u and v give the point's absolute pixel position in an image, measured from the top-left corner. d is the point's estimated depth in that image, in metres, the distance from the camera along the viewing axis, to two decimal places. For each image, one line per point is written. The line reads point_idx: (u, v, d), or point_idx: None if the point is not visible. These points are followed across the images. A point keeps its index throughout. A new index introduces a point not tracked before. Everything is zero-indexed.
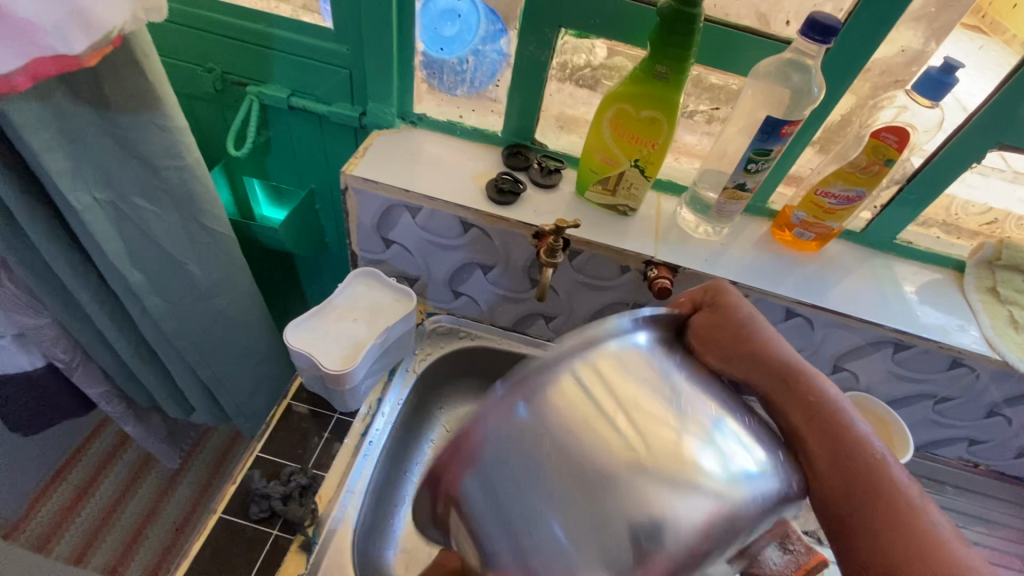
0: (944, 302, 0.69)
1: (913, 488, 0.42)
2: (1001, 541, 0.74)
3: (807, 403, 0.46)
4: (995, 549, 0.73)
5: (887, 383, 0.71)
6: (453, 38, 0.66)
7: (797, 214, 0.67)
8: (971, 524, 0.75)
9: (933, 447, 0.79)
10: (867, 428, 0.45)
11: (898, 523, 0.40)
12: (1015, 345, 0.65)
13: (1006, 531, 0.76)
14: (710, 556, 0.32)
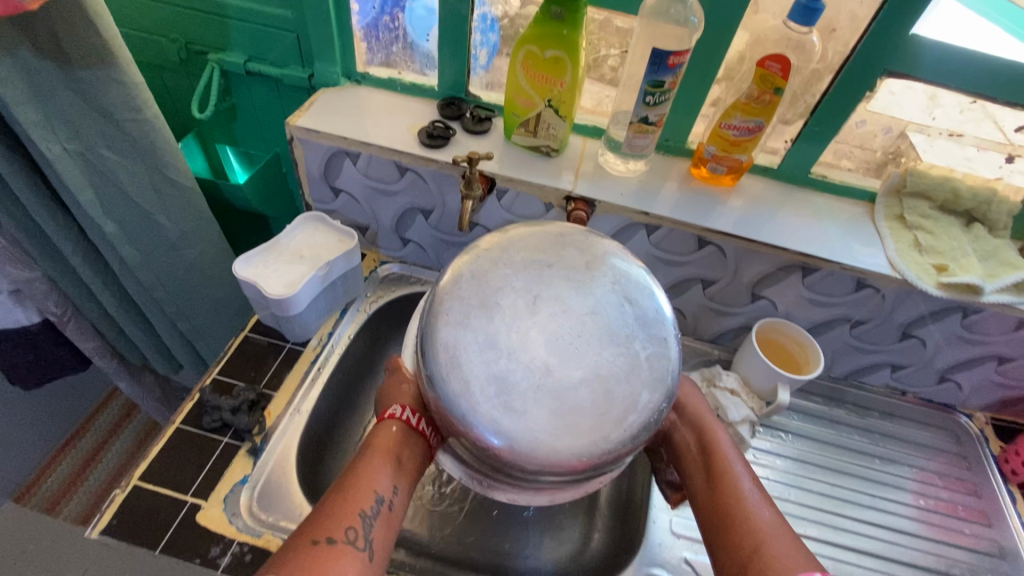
0: (853, 229, 0.73)
1: (763, 521, 0.54)
2: (940, 465, 0.78)
3: (709, 430, 0.63)
4: (929, 471, 0.77)
5: (803, 309, 0.75)
6: (421, 15, 0.73)
7: (708, 149, 0.72)
8: (904, 448, 0.79)
9: (859, 375, 0.83)
10: (749, 482, 0.58)
11: (737, 544, 0.53)
12: (914, 263, 0.68)
13: (942, 456, 0.79)
14: (588, 295, 0.55)
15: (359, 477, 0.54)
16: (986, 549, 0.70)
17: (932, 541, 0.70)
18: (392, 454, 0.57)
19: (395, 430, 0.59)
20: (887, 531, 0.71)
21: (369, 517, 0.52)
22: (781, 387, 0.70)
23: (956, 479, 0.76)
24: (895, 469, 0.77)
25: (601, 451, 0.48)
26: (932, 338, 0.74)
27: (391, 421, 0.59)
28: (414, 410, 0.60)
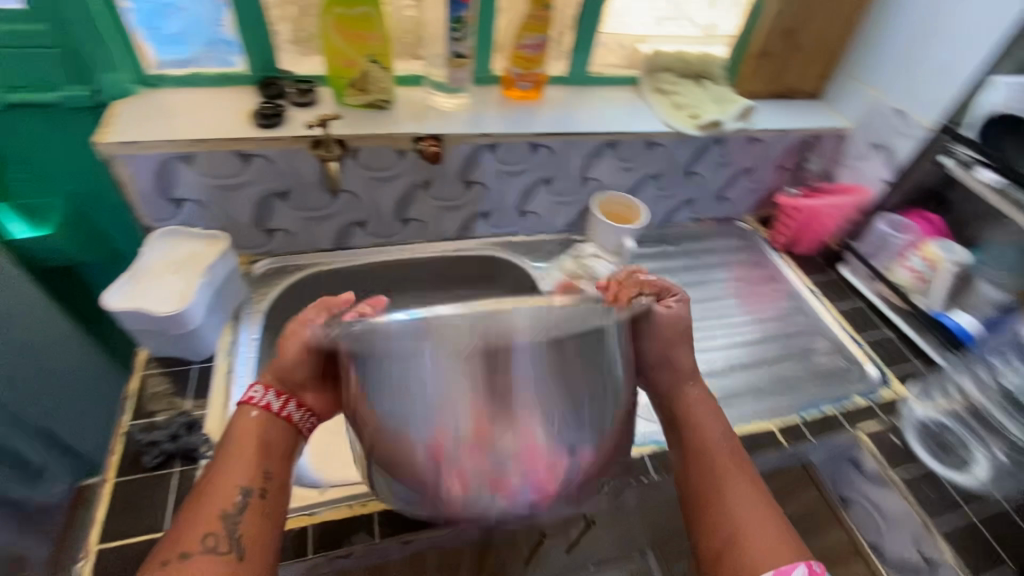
0: (632, 106, 0.94)
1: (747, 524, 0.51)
2: (739, 258, 1.06)
3: (687, 385, 0.61)
4: (735, 263, 1.05)
5: (620, 177, 0.95)
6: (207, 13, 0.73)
7: (514, 71, 0.85)
8: (716, 256, 1.06)
9: (671, 216, 1.07)
10: (745, 485, 0.54)
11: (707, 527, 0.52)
12: (681, 119, 0.91)
13: (741, 253, 1.06)
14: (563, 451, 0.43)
15: (220, 475, 0.50)
16: (779, 297, 0.98)
17: (748, 310, 0.96)
18: (253, 446, 0.52)
19: (256, 416, 0.54)
20: (720, 316, 0.94)
21: (237, 518, 0.48)
22: (625, 239, 0.90)
23: (750, 263, 1.05)
24: (714, 273, 1.02)
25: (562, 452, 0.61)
26: (706, 170, 1.00)
27: (248, 409, 0.53)
28: (280, 392, 0.55)
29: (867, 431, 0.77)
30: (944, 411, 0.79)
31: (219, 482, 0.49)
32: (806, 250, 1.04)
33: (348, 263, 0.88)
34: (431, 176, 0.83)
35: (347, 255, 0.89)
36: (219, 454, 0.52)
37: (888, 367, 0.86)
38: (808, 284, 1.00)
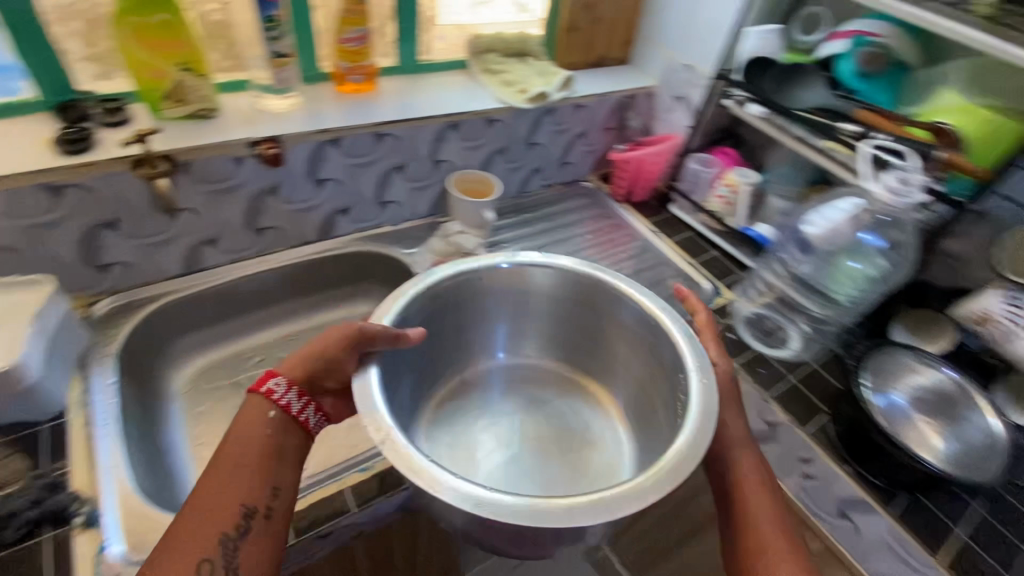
0: (465, 87, 0.99)
1: None
2: (587, 212, 1.17)
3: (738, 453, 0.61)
4: (584, 217, 1.16)
5: (470, 156, 0.99)
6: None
7: (342, 65, 0.86)
8: (568, 214, 1.16)
9: (522, 186, 1.16)
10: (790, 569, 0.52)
11: None
12: (512, 95, 0.97)
13: (588, 208, 1.18)
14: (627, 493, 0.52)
15: (229, 476, 0.51)
16: (626, 240, 1.12)
17: (604, 254, 1.07)
18: (268, 449, 0.54)
19: (274, 416, 0.56)
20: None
21: (243, 532, 0.49)
22: (486, 212, 0.94)
23: (597, 216, 1.17)
24: (569, 228, 1.12)
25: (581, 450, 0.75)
26: (545, 139, 1.08)
27: (268, 404, 0.56)
28: (297, 390, 0.58)
29: None
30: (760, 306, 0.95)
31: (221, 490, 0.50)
32: (640, 196, 1.19)
33: (204, 285, 0.84)
34: (276, 181, 0.81)
35: (203, 277, 0.85)
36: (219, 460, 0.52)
37: (718, 280, 1.02)
38: (647, 224, 1.14)
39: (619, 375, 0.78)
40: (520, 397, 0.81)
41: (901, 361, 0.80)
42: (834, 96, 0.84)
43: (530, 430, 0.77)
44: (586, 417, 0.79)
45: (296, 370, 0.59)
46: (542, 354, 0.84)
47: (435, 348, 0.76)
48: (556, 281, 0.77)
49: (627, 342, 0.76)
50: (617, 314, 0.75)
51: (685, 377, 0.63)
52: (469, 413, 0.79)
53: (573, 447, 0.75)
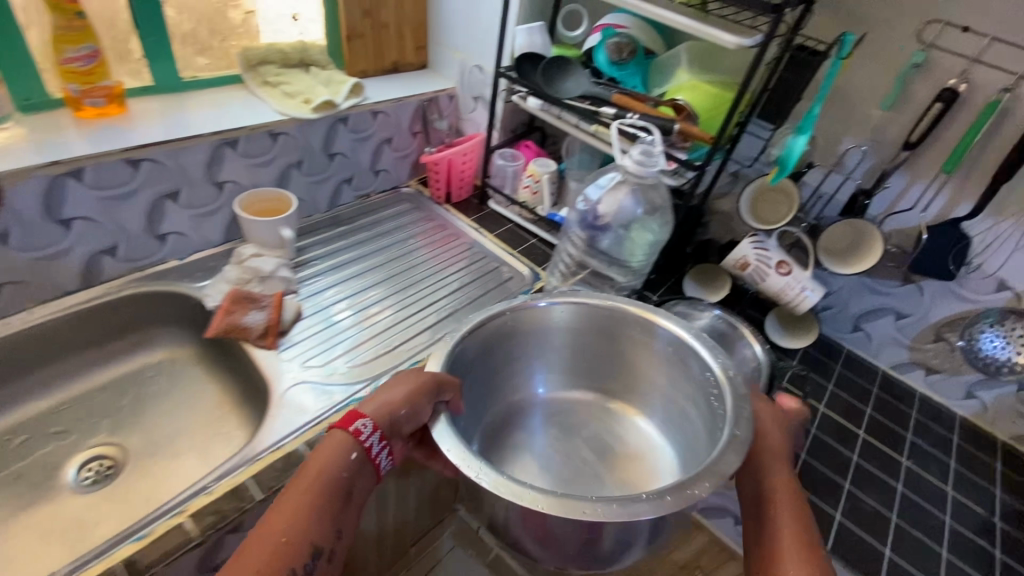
0: (241, 101, 0.93)
1: None
2: (408, 219, 1.16)
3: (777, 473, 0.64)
4: (407, 222, 1.15)
5: (260, 174, 0.92)
6: None
7: (71, 88, 0.78)
8: (393, 220, 1.14)
9: (336, 200, 1.10)
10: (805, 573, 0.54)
11: None
12: (293, 106, 0.93)
13: (410, 214, 1.17)
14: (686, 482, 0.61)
15: (293, 509, 0.55)
16: (452, 242, 1.12)
17: (431, 257, 1.07)
18: (342, 489, 0.59)
19: (353, 458, 0.61)
20: (417, 266, 1.04)
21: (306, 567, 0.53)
22: (283, 230, 0.89)
23: (420, 220, 1.16)
24: (395, 236, 1.11)
25: (603, 455, 0.84)
26: (347, 148, 1.04)
27: (351, 447, 0.61)
28: (382, 435, 0.64)
29: None
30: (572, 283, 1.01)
31: (293, 520, 0.54)
32: (459, 197, 1.20)
33: None
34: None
35: None
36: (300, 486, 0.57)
37: (539, 266, 1.07)
38: (471, 223, 1.15)
39: (647, 391, 0.87)
40: (558, 425, 0.88)
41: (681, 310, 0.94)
42: (595, 84, 0.91)
43: (578, 455, 0.84)
44: (617, 431, 0.87)
45: (383, 415, 0.64)
46: (573, 385, 0.91)
47: (479, 387, 0.83)
48: (577, 317, 0.85)
49: (642, 356, 0.85)
50: (636, 338, 0.84)
51: (713, 379, 0.74)
52: (519, 448, 0.84)
53: (619, 462, 0.83)
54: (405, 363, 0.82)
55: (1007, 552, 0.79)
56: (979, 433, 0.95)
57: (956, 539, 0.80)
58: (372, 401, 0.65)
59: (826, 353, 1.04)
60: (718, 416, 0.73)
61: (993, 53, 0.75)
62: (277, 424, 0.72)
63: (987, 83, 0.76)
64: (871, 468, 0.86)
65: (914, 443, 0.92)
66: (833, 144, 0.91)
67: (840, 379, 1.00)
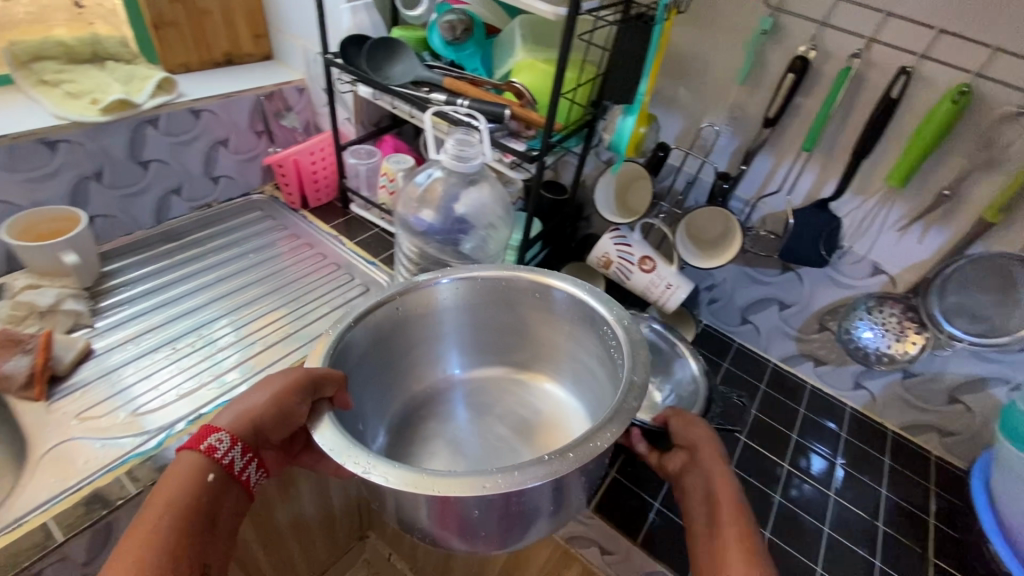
0: (12, 105, 0.81)
1: None
2: (259, 228, 1.03)
3: (715, 484, 0.54)
4: (256, 231, 1.02)
5: (41, 189, 0.81)
6: None
7: None
8: (238, 230, 1.02)
9: (165, 214, 0.97)
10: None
11: None
12: (75, 108, 0.81)
13: (262, 222, 1.04)
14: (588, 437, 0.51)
15: (141, 552, 0.43)
16: (302, 252, 1.00)
17: (282, 268, 0.97)
18: (203, 515, 0.47)
19: (213, 479, 0.49)
20: (270, 275, 0.95)
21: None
22: (64, 254, 0.77)
23: (271, 229, 1.03)
24: (241, 246, 0.99)
25: (520, 431, 0.71)
26: (164, 155, 0.92)
27: (211, 468, 0.49)
28: (245, 446, 0.52)
29: None
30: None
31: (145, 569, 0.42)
32: (318, 203, 1.08)
33: None
34: None
35: None
36: (142, 526, 0.44)
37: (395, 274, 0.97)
38: (327, 231, 1.03)
39: (553, 356, 0.74)
40: (473, 408, 0.74)
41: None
42: (425, 67, 0.80)
43: (491, 432, 0.71)
44: (533, 404, 0.74)
45: (243, 424, 0.52)
46: (484, 359, 0.77)
47: (370, 381, 0.68)
48: (466, 291, 0.71)
49: (544, 320, 0.72)
50: (532, 302, 0.71)
51: (612, 328, 0.64)
52: (432, 436, 0.70)
53: (540, 433, 0.70)
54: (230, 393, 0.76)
55: (887, 561, 0.72)
56: (869, 426, 0.89)
57: (834, 551, 0.73)
58: (228, 411, 0.53)
59: (714, 350, 0.97)
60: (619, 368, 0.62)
61: (841, 14, 0.67)
62: (29, 491, 0.62)
63: (838, 48, 0.69)
64: (749, 477, 0.79)
65: (799, 444, 0.85)
66: (694, 122, 0.83)
67: (726, 376, 0.93)
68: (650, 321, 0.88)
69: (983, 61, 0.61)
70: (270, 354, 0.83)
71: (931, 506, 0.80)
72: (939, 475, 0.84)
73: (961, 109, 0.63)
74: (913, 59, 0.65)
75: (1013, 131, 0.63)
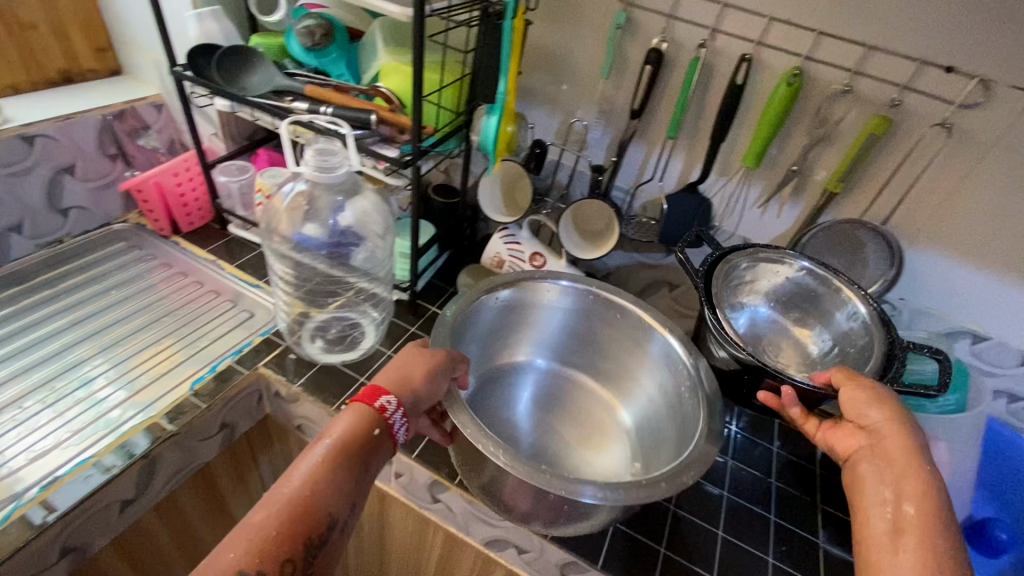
0: None
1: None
2: (124, 260, 0.94)
3: (903, 481, 0.48)
4: (120, 263, 0.93)
5: None
6: None
7: None
8: (98, 264, 0.92)
9: (5, 255, 0.87)
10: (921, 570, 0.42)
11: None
12: None
13: (127, 252, 0.95)
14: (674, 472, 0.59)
15: (303, 488, 0.47)
16: (176, 282, 0.92)
17: (157, 298, 0.89)
18: (355, 465, 0.50)
19: (377, 435, 0.53)
20: (144, 307, 0.87)
21: (321, 535, 0.46)
22: None
23: (141, 258, 0.95)
24: (109, 279, 0.90)
25: (588, 431, 0.78)
26: None
27: (374, 424, 0.53)
28: (405, 413, 0.56)
29: (265, 362, 0.81)
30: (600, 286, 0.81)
31: (313, 492, 0.47)
32: (191, 227, 0.99)
33: None
34: None
35: None
36: (313, 452, 0.49)
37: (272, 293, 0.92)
38: (204, 256, 0.95)
39: (627, 380, 0.81)
40: (542, 392, 0.82)
41: (756, 268, 0.73)
42: (286, 76, 0.76)
43: (555, 417, 0.79)
44: (595, 409, 0.82)
45: (404, 393, 0.56)
46: (561, 359, 0.85)
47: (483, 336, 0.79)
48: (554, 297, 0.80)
49: (619, 341, 0.80)
50: (612, 322, 0.79)
51: (687, 367, 0.71)
52: (505, 400, 0.80)
53: (592, 434, 0.78)
54: (103, 441, 0.69)
55: (781, 514, 0.76)
56: None
57: (735, 512, 0.75)
58: (392, 375, 0.58)
59: None
60: (689, 403, 0.70)
61: (685, 7, 0.70)
62: None
63: (686, 39, 0.72)
64: None
65: None
66: (568, 116, 0.85)
67: None
68: (802, 261, 0.72)
69: (810, 44, 0.67)
70: (151, 393, 0.76)
71: (818, 454, 0.86)
72: None
73: (796, 91, 0.68)
74: (751, 46, 0.69)
75: (842, 107, 0.69)
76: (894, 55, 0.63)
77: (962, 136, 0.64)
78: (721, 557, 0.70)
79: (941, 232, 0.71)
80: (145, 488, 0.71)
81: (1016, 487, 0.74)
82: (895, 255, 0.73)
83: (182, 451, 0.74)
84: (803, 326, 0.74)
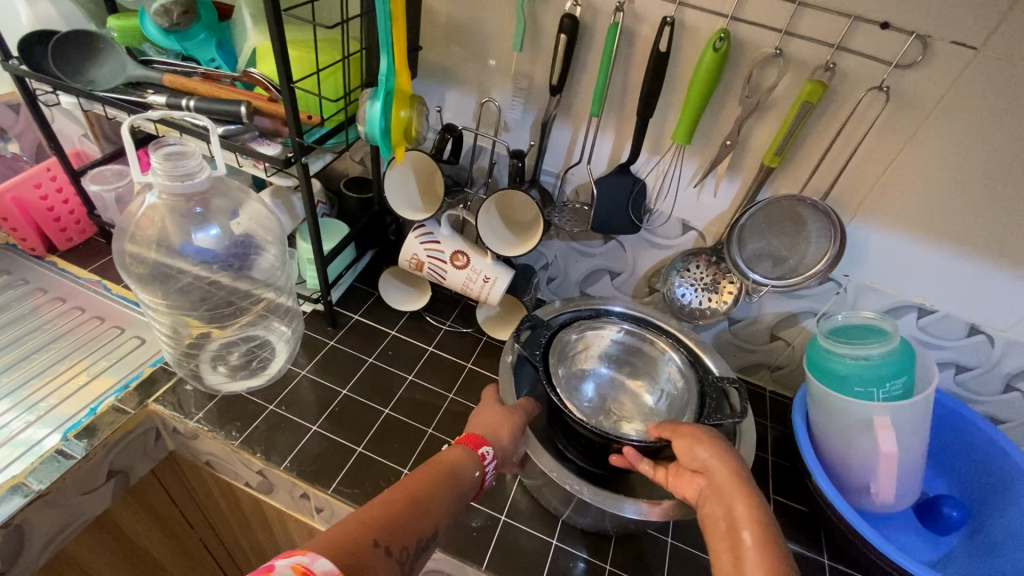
0: None
1: None
2: None
3: (736, 506, 0.49)
4: None
5: None
6: None
7: None
8: None
9: None
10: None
11: None
12: None
13: None
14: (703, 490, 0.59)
15: (421, 492, 0.49)
16: (52, 310, 0.80)
17: (33, 327, 0.78)
18: (457, 487, 0.52)
19: (476, 476, 0.54)
20: (17, 339, 0.76)
21: (427, 541, 0.47)
22: None
23: (10, 282, 0.83)
24: None
25: None
26: None
27: (475, 465, 0.55)
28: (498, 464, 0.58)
29: (156, 398, 0.71)
30: (694, 281, 0.80)
31: (430, 496, 0.49)
32: (70, 244, 0.87)
33: None
34: None
35: None
36: (431, 467, 0.52)
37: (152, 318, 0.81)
38: (86, 277, 0.84)
39: None
40: None
41: (585, 336, 0.73)
42: (143, 65, 0.65)
43: None
44: None
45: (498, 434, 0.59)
46: None
47: None
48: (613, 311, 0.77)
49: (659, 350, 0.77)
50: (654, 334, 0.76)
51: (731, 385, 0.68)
52: None
53: None
54: None
55: None
56: None
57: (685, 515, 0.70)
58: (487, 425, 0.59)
59: None
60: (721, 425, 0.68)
61: None
62: None
63: (602, 2, 0.64)
64: None
65: None
66: (486, 97, 0.76)
67: None
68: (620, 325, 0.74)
69: (735, 3, 0.59)
70: (25, 440, 0.66)
71: (768, 440, 0.82)
72: (773, 409, 0.87)
73: (724, 56, 0.61)
74: (672, 8, 0.62)
75: (773, 73, 0.62)
76: (824, 11, 0.57)
77: (901, 99, 0.59)
78: (671, 568, 0.65)
79: (883, 203, 0.66)
80: (16, 556, 0.62)
81: (959, 457, 0.76)
82: (835, 229, 0.68)
83: (60, 509, 0.65)
84: (636, 377, 0.74)
